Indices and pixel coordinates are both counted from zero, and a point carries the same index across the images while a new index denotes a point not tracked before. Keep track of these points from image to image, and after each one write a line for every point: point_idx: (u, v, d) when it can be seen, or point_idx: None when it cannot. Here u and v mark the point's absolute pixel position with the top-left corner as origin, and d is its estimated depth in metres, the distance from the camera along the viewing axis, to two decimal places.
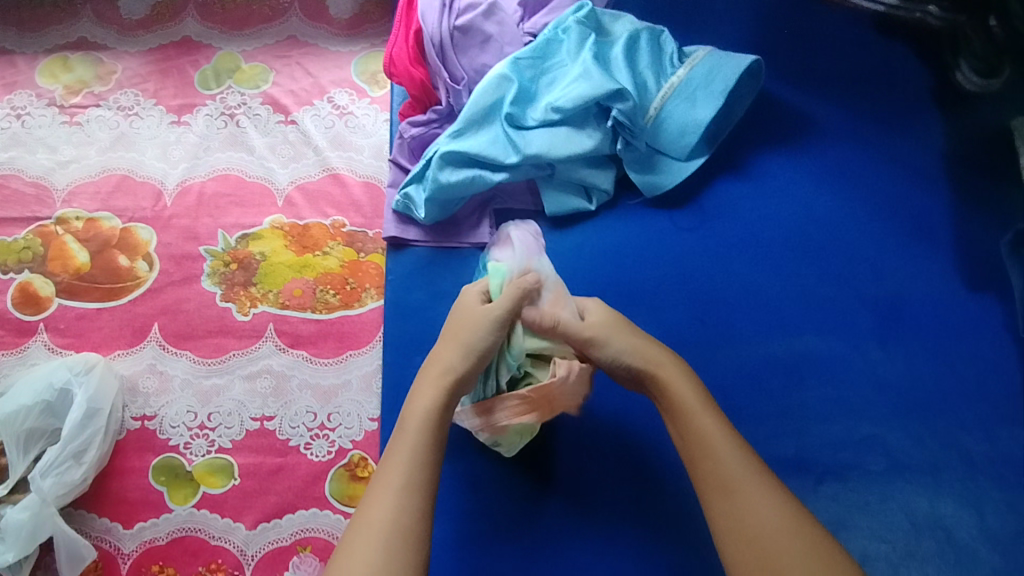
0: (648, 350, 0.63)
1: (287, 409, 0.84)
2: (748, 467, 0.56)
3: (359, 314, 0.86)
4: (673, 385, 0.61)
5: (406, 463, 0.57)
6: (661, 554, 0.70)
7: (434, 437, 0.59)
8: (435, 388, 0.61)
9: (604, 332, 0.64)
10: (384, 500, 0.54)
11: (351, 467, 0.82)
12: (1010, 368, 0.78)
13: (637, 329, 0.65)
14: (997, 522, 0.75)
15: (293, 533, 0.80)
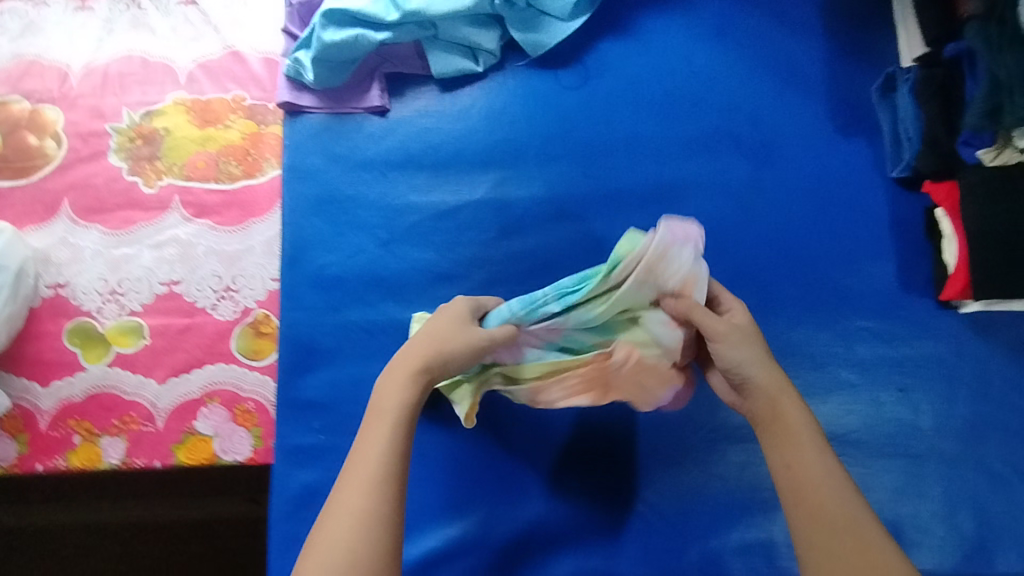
0: (760, 370, 0.66)
1: (193, 274, 0.87)
2: (836, 492, 0.62)
3: (261, 183, 0.88)
4: (785, 403, 0.65)
5: (374, 450, 0.61)
6: (606, 523, 0.77)
7: (399, 421, 0.63)
8: (404, 381, 0.65)
9: (729, 339, 0.66)
10: (353, 486, 0.59)
11: (255, 324, 0.86)
12: (878, 205, 0.82)
13: (758, 341, 0.68)
14: (860, 349, 0.80)
15: (201, 386, 0.84)
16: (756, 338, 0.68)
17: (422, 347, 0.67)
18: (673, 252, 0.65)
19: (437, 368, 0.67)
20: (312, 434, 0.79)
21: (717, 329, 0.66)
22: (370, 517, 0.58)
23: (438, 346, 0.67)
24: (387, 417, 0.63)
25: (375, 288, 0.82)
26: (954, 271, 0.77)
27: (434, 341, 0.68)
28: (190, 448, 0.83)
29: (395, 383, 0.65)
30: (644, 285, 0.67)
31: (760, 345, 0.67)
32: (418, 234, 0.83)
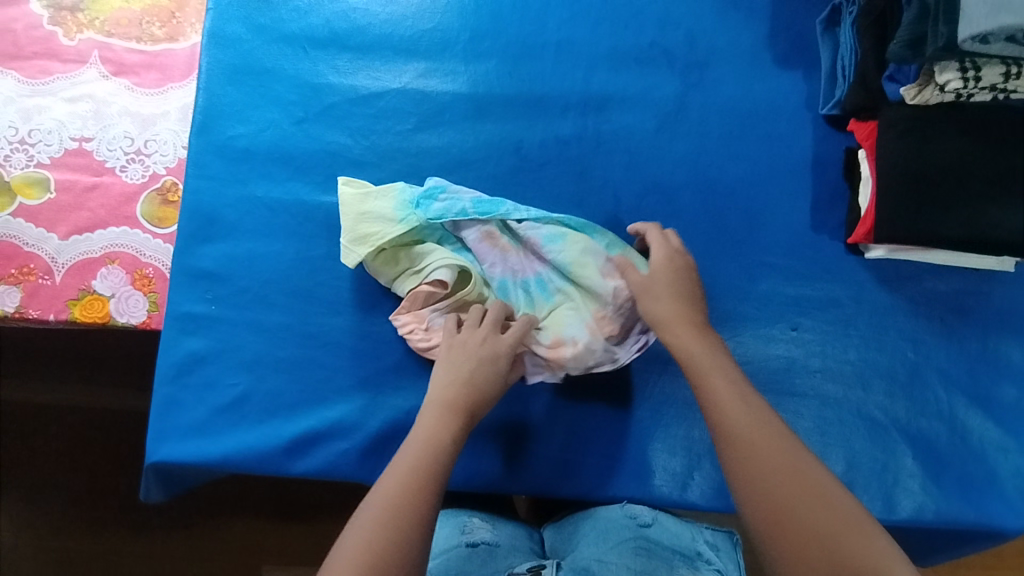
0: (662, 307, 0.67)
1: (105, 133, 0.85)
2: (761, 425, 0.59)
3: (181, 48, 0.87)
4: (686, 342, 0.65)
5: (409, 467, 0.59)
6: (573, 480, 0.75)
7: (442, 448, 0.61)
8: (439, 414, 0.64)
9: (647, 284, 0.68)
10: (391, 491, 0.57)
11: (163, 192, 0.84)
12: (803, 142, 0.81)
13: (671, 283, 0.68)
14: (762, 284, 0.78)
15: (102, 246, 0.83)
16: (679, 279, 0.68)
17: (467, 390, 0.65)
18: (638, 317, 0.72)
19: (477, 409, 0.65)
20: (205, 304, 0.79)
21: (638, 278, 0.69)
22: (398, 522, 0.56)
23: (471, 387, 0.65)
24: (436, 447, 0.61)
25: (283, 165, 0.81)
26: (863, 214, 0.76)
27: (474, 388, 0.65)
28: (85, 305, 0.82)
29: (430, 417, 0.64)
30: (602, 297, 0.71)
31: (672, 288, 0.68)
32: (335, 116, 0.82)
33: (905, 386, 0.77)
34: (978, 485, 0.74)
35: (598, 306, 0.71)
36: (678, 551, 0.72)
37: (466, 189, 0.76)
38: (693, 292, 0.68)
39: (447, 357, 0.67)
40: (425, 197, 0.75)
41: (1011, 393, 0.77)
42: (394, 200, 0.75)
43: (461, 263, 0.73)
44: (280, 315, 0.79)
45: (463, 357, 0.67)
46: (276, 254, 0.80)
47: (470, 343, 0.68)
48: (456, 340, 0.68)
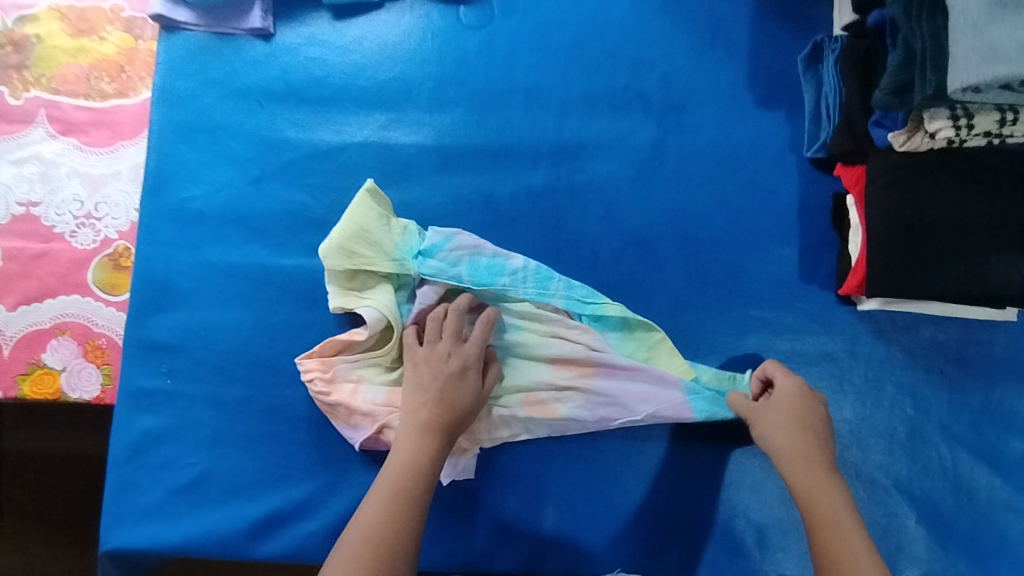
0: (781, 436, 0.62)
1: (53, 196, 0.81)
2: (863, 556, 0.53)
3: (132, 104, 0.83)
4: (802, 472, 0.59)
5: (387, 497, 0.58)
6: (557, 555, 0.70)
7: (419, 474, 0.60)
8: (415, 437, 0.62)
9: (761, 409, 0.64)
10: (376, 522, 0.56)
11: (115, 257, 0.80)
12: (788, 187, 0.76)
13: (798, 414, 0.63)
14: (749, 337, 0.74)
15: (52, 317, 0.79)
16: (806, 410, 0.63)
17: (438, 410, 0.63)
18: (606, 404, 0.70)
19: (453, 427, 0.63)
20: (159, 377, 0.74)
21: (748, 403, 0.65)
22: (382, 554, 0.54)
23: (444, 406, 0.63)
24: (412, 471, 0.60)
25: (239, 227, 0.77)
26: (854, 264, 0.71)
27: (448, 408, 0.63)
28: (35, 380, 0.77)
29: (407, 440, 0.62)
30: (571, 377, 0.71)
31: (803, 416, 0.62)
32: (293, 173, 0.77)
33: (906, 444, 0.72)
34: (987, 550, 0.69)
35: (557, 409, 0.70)
36: None
37: (471, 242, 0.71)
38: (823, 427, 0.62)
39: (414, 377, 0.65)
40: (426, 248, 0.70)
41: (1017, 448, 0.72)
42: (392, 241, 0.70)
43: (391, 318, 0.69)
44: (240, 387, 0.74)
45: (429, 376, 0.65)
46: (234, 322, 0.75)
47: (434, 360, 0.66)
48: (421, 356, 0.66)
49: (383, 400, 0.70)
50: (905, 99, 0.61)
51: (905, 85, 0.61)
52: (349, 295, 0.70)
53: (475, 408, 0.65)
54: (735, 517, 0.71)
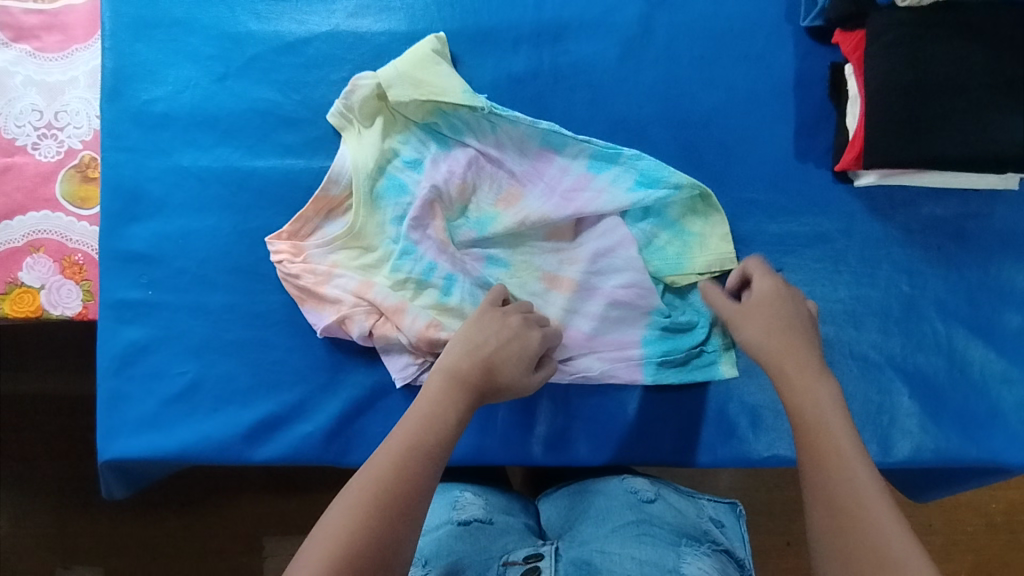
0: (768, 340, 0.59)
1: (11, 108, 0.76)
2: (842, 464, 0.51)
3: (84, 3, 0.78)
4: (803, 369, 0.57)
5: (412, 438, 0.53)
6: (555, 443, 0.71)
7: (445, 430, 0.55)
8: (447, 390, 0.57)
9: (749, 314, 0.61)
10: (391, 463, 0.51)
11: (82, 169, 0.77)
12: (783, 61, 0.72)
13: (778, 316, 0.60)
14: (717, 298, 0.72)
15: (25, 234, 0.76)
16: (781, 310, 0.60)
17: (477, 366, 0.59)
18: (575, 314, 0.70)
19: (486, 391, 0.59)
20: (141, 289, 0.73)
21: (731, 308, 0.62)
22: (388, 502, 0.49)
23: (488, 364, 0.59)
24: (435, 425, 0.55)
25: (209, 130, 0.73)
26: (850, 139, 0.69)
27: (489, 366, 0.59)
28: (15, 300, 0.76)
29: (440, 389, 0.57)
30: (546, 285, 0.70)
31: (764, 321, 0.60)
32: (260, 68, 0.73)
33: (901, 322, 0.72)
34: (979, 421, 0.70)
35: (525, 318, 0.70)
36: (682, 528, 0.67)
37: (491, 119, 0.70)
38: (797, 320, 0.60)
39: (469, 331, 0.62)
40: (439, 120, 0.71)
41: (1013, 321, 0.72)
42: (410, 113, 0.70)
43: (377, 184, 0.70)
44: (224, 295, 0.73)
45: (484, 333, 0.61)
46: (212, 229, 0.73)
47: (500, 324, 0.62)
48: (485, 314, 0.63)
49: (352, 290, 0.69)
50: None
51: None
52: (348, 168, 0.70)
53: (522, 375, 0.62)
54: (729, 401, 0.71)
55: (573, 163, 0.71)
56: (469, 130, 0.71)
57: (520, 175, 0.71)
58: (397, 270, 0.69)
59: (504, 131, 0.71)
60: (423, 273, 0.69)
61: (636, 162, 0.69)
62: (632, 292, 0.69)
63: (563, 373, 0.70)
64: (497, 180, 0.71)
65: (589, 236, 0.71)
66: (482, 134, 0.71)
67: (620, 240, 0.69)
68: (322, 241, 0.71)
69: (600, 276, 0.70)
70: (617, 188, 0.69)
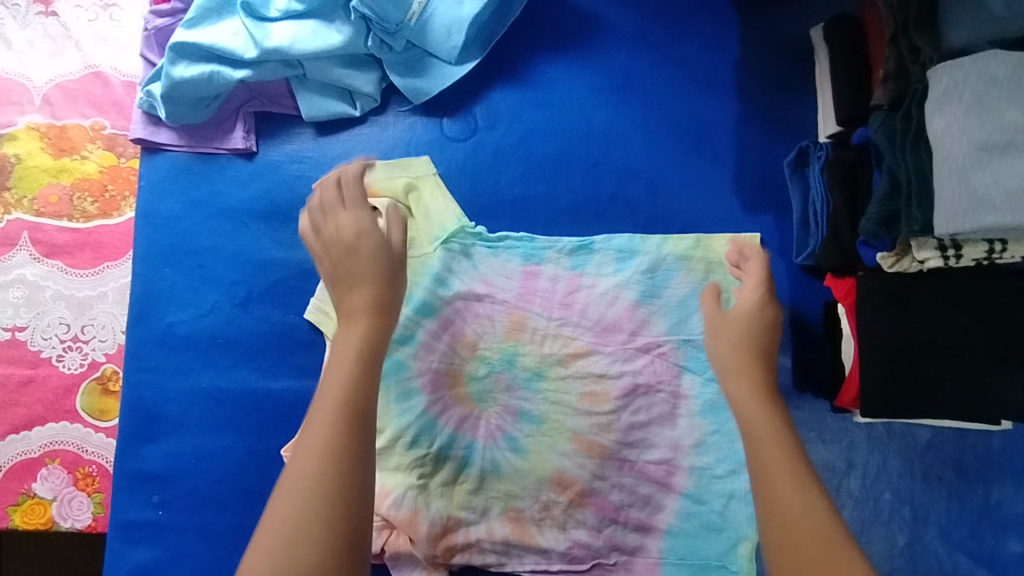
0: (721, 355, 0.63)
1: (39, 320, 0.80)
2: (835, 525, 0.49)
3: (116, 223, 0.82)
4: (742, 399, 0.59)
5: (329, 413, 0.48)
6: None
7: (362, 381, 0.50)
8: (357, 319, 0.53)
9: (724, 322, 0.64)
10: (318, 436, 0.47)
11: (103, 380, 0.79)
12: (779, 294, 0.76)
13: (748, 332, 0.62)
14: (753, 505, 0.72)
15: (41, 445, 0.78)
16: (752, 327, 0.63)
17: (376, 286, 0.54)
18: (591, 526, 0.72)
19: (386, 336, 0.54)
20: (150, 509, 0.74)
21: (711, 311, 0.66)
22: (332, 483, 0.46)
23: (366, 282, 0.54)
24: (359, 382, 0.50)
25: (228, 350, 0.76)
26: (846, 376, 0.71)
27: (377, 274, 0.55)
28: (26, 510, 0.77)
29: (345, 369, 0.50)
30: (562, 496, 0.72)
31: (736, 336, 0.62)
32: (281, 293, 0.77)
33: (906, 554, 0.72)
34: None
35: (535, 532, 0.72)
36: None
37: (491, 258, 0.76)
38: (762, 344, 0.62)
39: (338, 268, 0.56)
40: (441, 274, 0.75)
41: (1014, 549, 0.65)
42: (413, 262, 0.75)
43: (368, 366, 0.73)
44: (233, 516, 0.73)
45: (341, 266, 0.56)
46: (225, 449, 0.75)
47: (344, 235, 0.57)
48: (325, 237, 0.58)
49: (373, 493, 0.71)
50: (872, 222, 0.62)
51: (877, 215, 0.61)
52: None
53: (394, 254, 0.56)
54: None
55: (559, 269, 0.76)
56: (463, 266, 0.76)
57: (561, 358, 0.74)
58: (415, 450, 0.72)
59: (485, 262, 0.76)
60: (445, 446, 0.73)
61: (609, 241, 0.76)
62: (663, 469, 0.73)
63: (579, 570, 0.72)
64: (491, 312, 0.75)
65: (626, 406, 0.74)
66: (467, 275, 0.76)
67: (654, 417, 0.73)
68: None
69: (634, 453, 0.73)
70: (606, 276, 0.76)
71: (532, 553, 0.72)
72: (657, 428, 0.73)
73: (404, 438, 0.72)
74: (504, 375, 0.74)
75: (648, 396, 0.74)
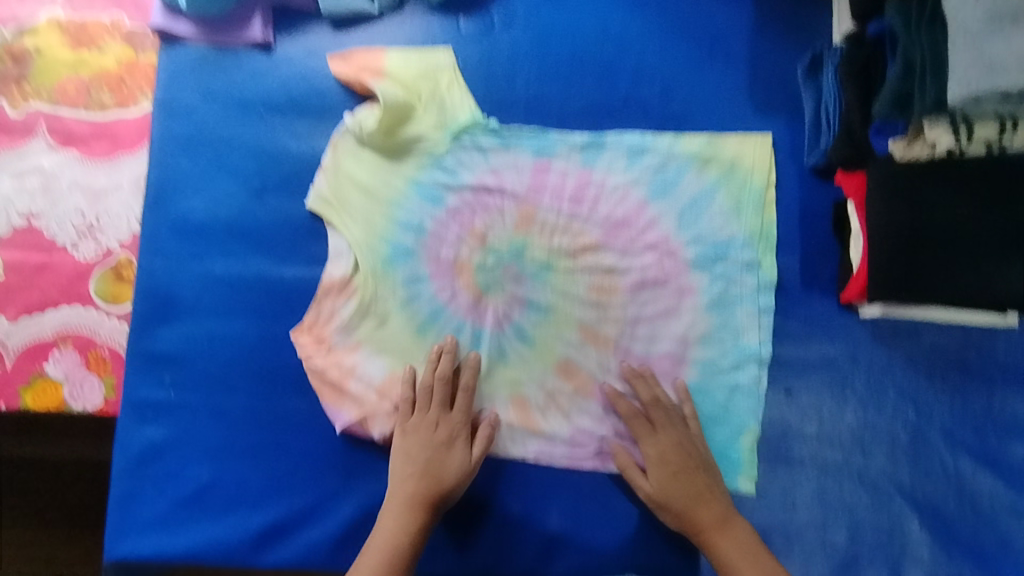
0: (652, 447, 0.71)
1: (54, 208, 0.81)
2: None
3: (132, 116, 0.83)
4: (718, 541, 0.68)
5: (372, 569, 0.65)
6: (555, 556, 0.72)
7: (400, 548, 0.66)
8: (401, 512, 0.68)
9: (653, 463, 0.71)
10: None
11: (117, 268, 0.80)
12: (790, 195, 0.76)
13: (688, 504, 0.69)
14: (755, 397, 0.74)
15: (54, 328, 0.79)
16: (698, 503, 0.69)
17: (424, 482, 0.68)
18: (593, 411, 0.75)
19: (440, 500, 0.68)
20: (163, 389, 0.75)
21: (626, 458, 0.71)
22: None
23: (411, 463, 0.69)
24: (392, 554, 0.66)
25: (241, 239, 0.77)
26: (855, 270, 0.72)
27: (429, 479, 0.68)
28: (37, 392, 0.78)
29: (395, 515, 0.68)
30: (570, 384, 0.75)
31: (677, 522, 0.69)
32: (296, 184, 0.78)
33: (909, 450, 0.73)
34: (989, 554, 0.71)
35: (541, 421, 0.74)
36: None
37: (500, 149, 0.78)
38: (701, 496, 0.69)
39: (402, 447, 0.70)
40: (451, 166, 0.78)
41: None
42: (421, 150, 0.78)
43: (373, 245, 0.76)
44: (244, 399, 0.74)
45: (417, 447, 0.69)
46: (237, 333, 0.75)
47: (425, 430, 0.70)
48: (411, 424, 0.71)
49: (380, 381, 0.74)
50: (882, 107, 0.64)
51: (889, 101, 0.64)
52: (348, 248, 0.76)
53: (467, 476, 0.70)
54: None
55: (570, 165, 0.78)
56: (473, 159, 0.78)
57: (569, 250, 0.76)
58: (425, 337, 0.75)
59: (497, 157, 0.78)
60: (453, 333, 0.75)
61: (620, 139, 0.78)
62: (666, 360, 0.75)
63: (582, 456, 0.74)
64: (502, 206, 0.77)
65: (633, 299, 0.76)
66: (476, 167, 0.78)
67: (661, 311, 0.75)
68: (342, 326, 0.75)
69: (640, 345, 0.75)
70: (614, 171, 0.77)
71: (536, 439, 0.74)
72: (665, 327, 0.75)
73: (413, 322, 0.76)
74: (512, 266, 0.76)
75: (655, 290, 0.76)
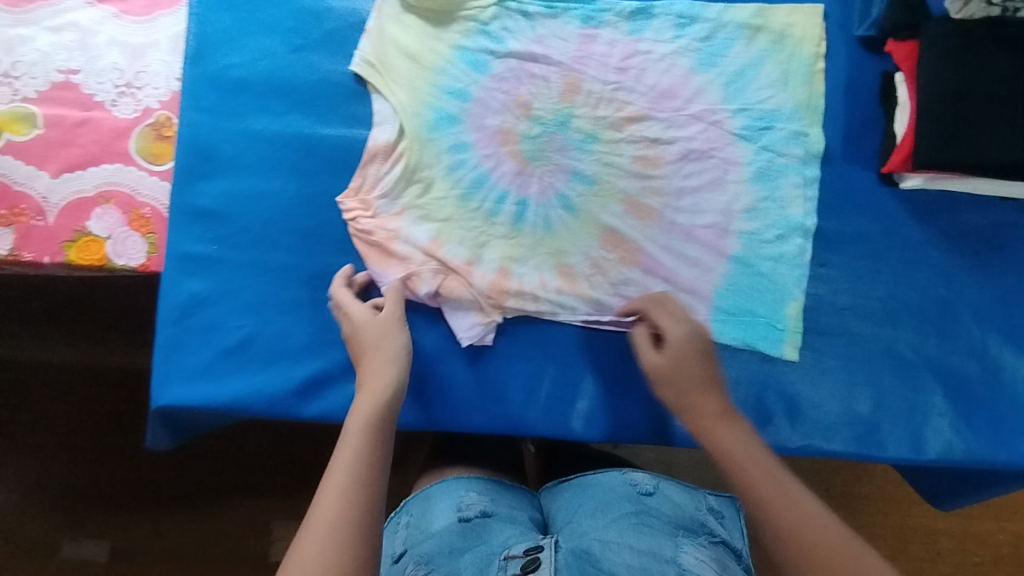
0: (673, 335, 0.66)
1: (93, 65, 0.81)
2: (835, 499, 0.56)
3: None
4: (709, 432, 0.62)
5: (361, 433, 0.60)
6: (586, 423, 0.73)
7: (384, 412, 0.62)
8: (376, 376, 0.64)
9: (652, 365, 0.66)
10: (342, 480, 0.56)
11: (157, 127, 0.80)
12: (835, 68, 0.77)
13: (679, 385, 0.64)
14: (801, 268, 0.74)
15: (95, 185, 0.79)
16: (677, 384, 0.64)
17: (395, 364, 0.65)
18: (636, 278, 0.74)
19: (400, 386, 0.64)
20: (205, 243, 0.75)
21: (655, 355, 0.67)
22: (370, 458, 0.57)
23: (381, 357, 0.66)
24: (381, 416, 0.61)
25: (281, 96, 0.77)
26: (899, 140, 0.73)
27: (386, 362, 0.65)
28: (82, 247, 0.78)
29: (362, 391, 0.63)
30: (612, 251, 0.75)
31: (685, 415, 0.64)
32: (339, 43, 0.78)
33: (938, 324, 0.74)
34: (1010, 426, 0.71)
35: (586, 286, 0.74)
36: (677, 526, 0.73)
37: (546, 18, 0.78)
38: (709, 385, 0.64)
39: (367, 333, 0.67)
40: (495, 31, 0.78)
41: None
42: (465, 15, 0.78)
43: (419, 108, 0.76)
44: (283, 255, 0.75)
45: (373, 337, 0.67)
46: (277, 191, 0.76)
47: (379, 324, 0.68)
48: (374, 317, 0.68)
49: (427, 244, 0.74)
50: None
51: None
52: (391, 110, 0.76)
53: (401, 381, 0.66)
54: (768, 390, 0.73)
55: (617, 33, 0.78)
56: (519, 24, 0.78)
57: (614, 121, 0.76)
58: (470, 201, 0.75)
59: (542, 23, 0.78)
60: (497, 202, 0.75)
61: (669, 7, 0.78)
62: (711, 232, 0.75)
63: (629, 322, 0.73)
64: (547, 73, 0.77)
65: (677, 171, 0.75)
66: (521, 32, 0.78)
67: (708, 182, 0.75)
68: (388, 193, 0.75)
69: (684, 216, 0.75)
70: (661, 39, 0.77)
71: (584, 306, 0.74)
72: (709, 197, 0.75)
73: (458, 189, 0.75)
74: (557, 136, 0.76)
75: (701, 161, 0.75)
